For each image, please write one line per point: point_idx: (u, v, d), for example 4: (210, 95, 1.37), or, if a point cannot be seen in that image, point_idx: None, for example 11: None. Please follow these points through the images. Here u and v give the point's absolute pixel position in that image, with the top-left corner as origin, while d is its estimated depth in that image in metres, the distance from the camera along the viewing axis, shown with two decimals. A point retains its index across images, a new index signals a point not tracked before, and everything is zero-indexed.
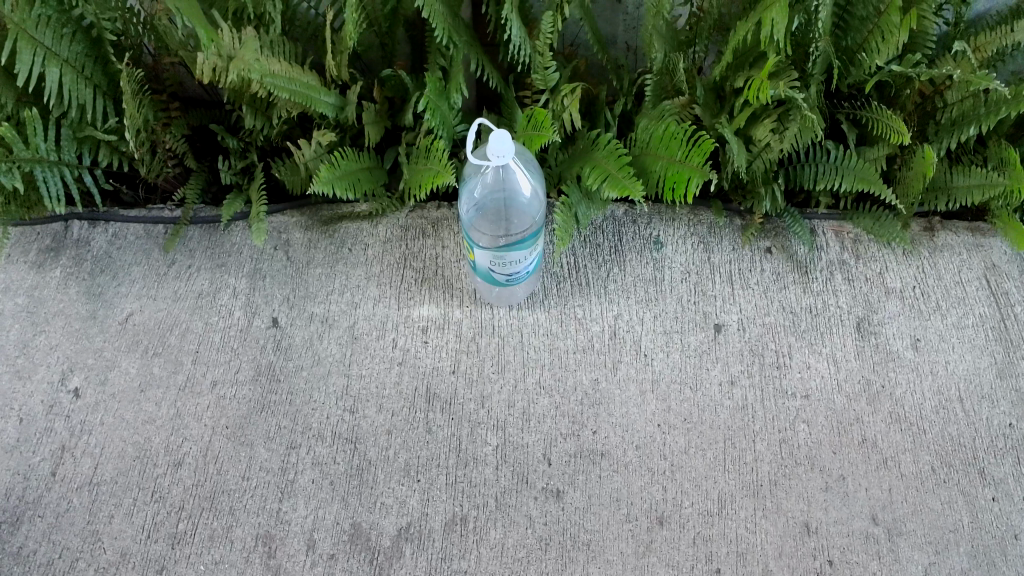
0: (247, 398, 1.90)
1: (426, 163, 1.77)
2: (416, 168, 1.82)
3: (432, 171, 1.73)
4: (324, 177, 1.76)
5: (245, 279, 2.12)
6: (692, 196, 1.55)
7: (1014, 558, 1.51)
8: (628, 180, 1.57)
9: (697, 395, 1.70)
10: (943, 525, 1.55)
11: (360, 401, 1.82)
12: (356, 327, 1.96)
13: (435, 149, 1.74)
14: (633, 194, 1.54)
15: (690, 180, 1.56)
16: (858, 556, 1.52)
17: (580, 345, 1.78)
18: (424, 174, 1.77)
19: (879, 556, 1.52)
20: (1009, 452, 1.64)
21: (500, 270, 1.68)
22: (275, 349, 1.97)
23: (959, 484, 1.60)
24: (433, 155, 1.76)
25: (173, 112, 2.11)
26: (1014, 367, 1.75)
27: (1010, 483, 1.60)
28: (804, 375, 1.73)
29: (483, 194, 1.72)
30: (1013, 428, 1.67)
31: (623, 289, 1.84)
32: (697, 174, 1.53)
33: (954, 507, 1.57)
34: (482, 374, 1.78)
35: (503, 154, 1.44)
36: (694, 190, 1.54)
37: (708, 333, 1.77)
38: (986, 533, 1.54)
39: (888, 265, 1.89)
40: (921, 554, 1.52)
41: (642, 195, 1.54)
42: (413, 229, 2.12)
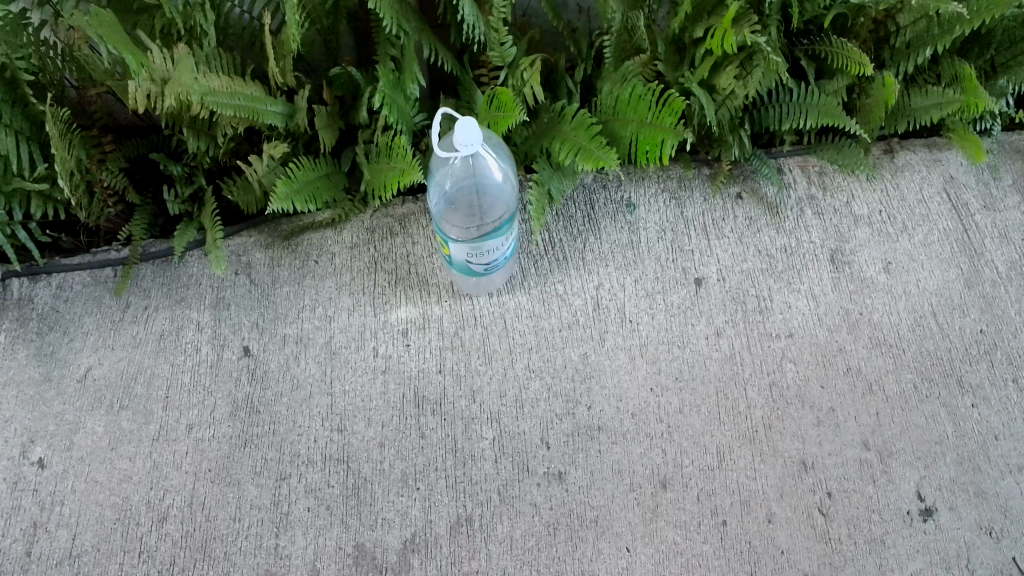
0: (228, 435, 1.79)
1: (388, 161, 1.71)
2: (377, 168, 1.75)
3: (396, 169, 1.67)
4: (282, 193, 1.68)
5: (208, 312, 2.01)
6: (667, 159, 1.53)
7: (997, 459, 1.51)
8: (601, 151, 1.54)
9: (684, 352, 1.62)
10: (928, 438, 1.52)
11: (347, 418, 1.73)
12: (333, 341, 1.87)
13: (397, 146, 1.68)
14: (609, 165, 1.51)
15: (663, 143, 1.53)
16: (854, 483, 1.48)
17: (565, 322, 1.71)
18: (388, 174, 1.70)
19: (874, 480, 1.48)
20: (982, 357, 1.62)
21: (477, 261, 1.62)
22: (250, 379, 1.87)
23: (941, 397, 1.57)
24: (395, 151, 1.69)
25: (107, 146, 2.00)
26: (979, 275, 1.73)
27: (986, 388, 1.58)
28: (783, 315, 1.65)
29: (452, 185, 1.66)
30: (983, 333, 1.65)
31: (601, 257, 1.78)
32: (670, 137, 1.51)
33: (938, 419, 1.54)
34: (471, 368, 1.70)
35: (470, 142, 1.37)
36: (667, 154, 1.52)
37: (689, 288, 1.71)
38: (970, 440, 1.52)
39: (854, 194, 1.85)
40: (913, 470, 1.49)
41: (618, 165, 1.52)
42: (379, 230, 2.03)
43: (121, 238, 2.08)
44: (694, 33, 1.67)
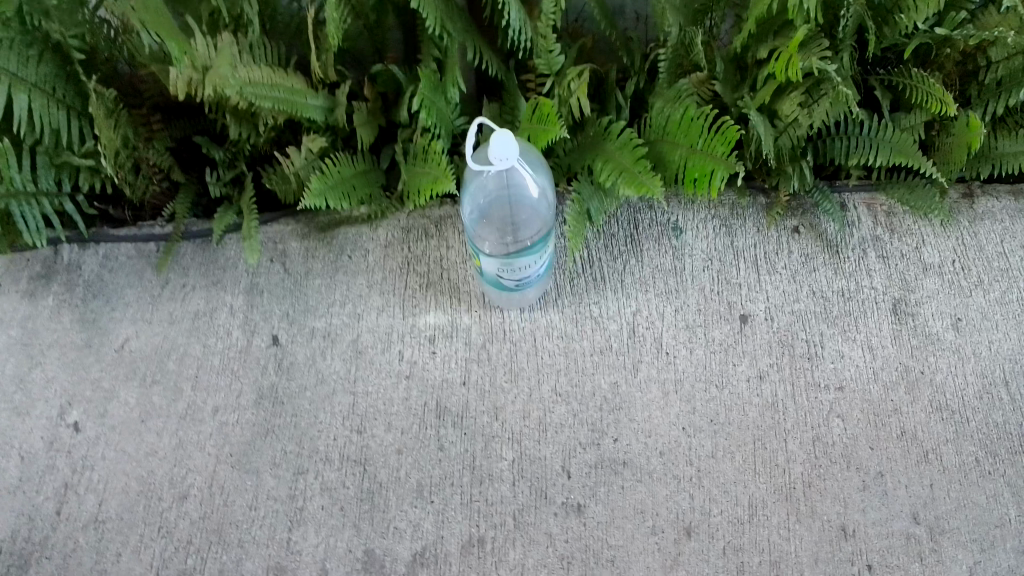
0: (251, 423, 1.81)
1: (424, 166, 1.67)
2: (413, 172, 1.71)
3: (431, 176, 1.63)
4: (314, 191, 1.66)
5: (242, 296, 2.03)
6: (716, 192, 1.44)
7: None
8: (645, 176, 1.44)
9: (724, 394, 1.56)
10: (986, 520, 1.43)
11: (368, 420, 1.72)
12: (360, 340, 1.85)
13: (433, 152, 1.64)
14: (653, 191, 1.41)
15: (713, 174, 1.44)
16: (898, 558, 1.41)
17: (595, 346, 1.65)
18: (423, 179, 1.66)
19: (920, 558, 1.40)
20: None
21: (510, 278, 1.57)
22: (276, 369, 1.88)
23: (1006, 475, 1.48)
24: (431, 157, 1.65)
25: (155, 125, 2.02)
26: None
27: None
28: (838, 365, 1.59)
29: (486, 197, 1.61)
30: None
31: (641, 282, 1.72)
32: (721, 167, 1.42)
33: (1000, 500, 1.45)
34: (494, 384, 1.67)
35: (506, 156, 1.32)
36: (717, 186, 1.43)
37: (733, 325, 1.64)
38: None
39: (926, 239, 1.76)
40: (965, 552, 1.40)
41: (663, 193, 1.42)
42: (414, 230, 2.01)
43: (164, 216, 2.12)
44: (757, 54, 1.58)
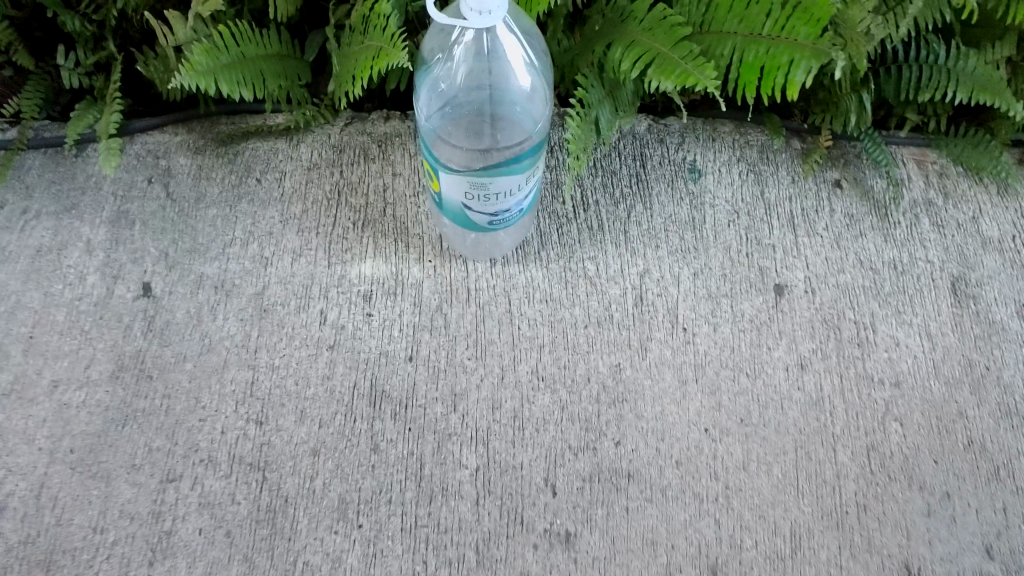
0: (105, 406, 1.29)
1: (365, 38, 1.20)
2: (352, 48, 1.24)
3: (373, 48, 1.16)
4: (197, 65, 1.17)
5: (104, 229, 1.48)
6: (793, 93, 1.08)
7: None
8: (692, 65, 1.07)
9: (756, 386, 1.19)
10: None
11: (273, 408, 1.24)
12: (266, 294, 1.35)
13: (377, 15, 1.17)
14: (702, 84, 1.04)
15: (790, 68, 1.08)
16: None
17: (591, 317, 1.24)
18: (360, 57, 1.20)
19: None
20: None
21: (481, 210, 1.13)
22: (146, 331, 1.36)
23: None
24: (372, 25, 1.18)
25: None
26: None
27: None
28: (891, 356, 1.25)
29: (453, 92, 1.18)
30: None
31: (648, 235, 1.32)
32: (802, 57, 1.06)
33: None
34: (452, 363, 1.22)
35: (485, 6, 0.88)
36: (796, 84, 1.07)
37: (767, 297, 1.27)
38: None
39: (982, 208, 1.42)
40: None
41: (717, 88, 1.04)
42: (349, 149, 1.51)
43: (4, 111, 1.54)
44: None
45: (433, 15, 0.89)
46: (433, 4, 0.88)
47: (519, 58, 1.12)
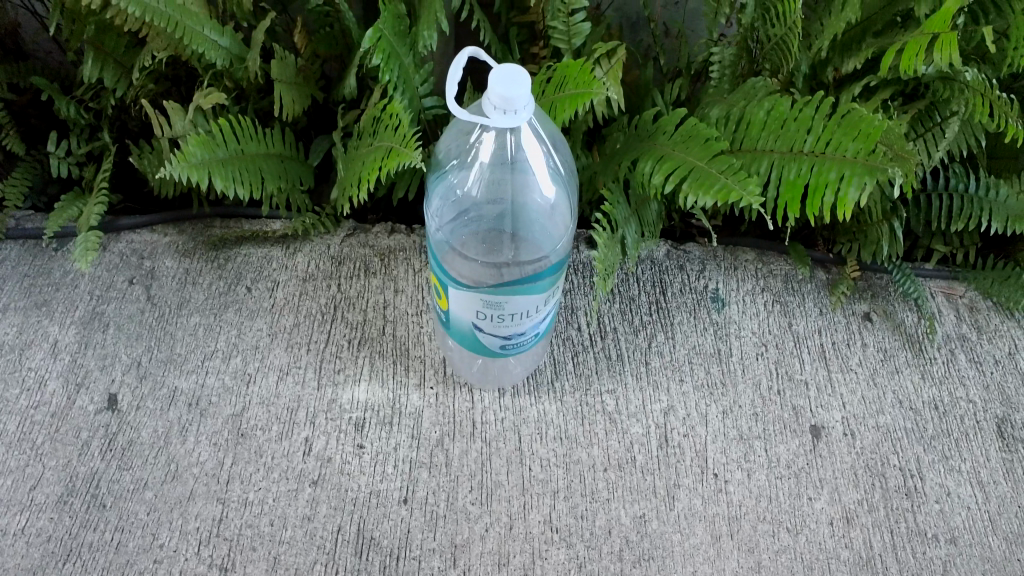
0: (46, 537, 1.11)
1: (373, 140, 1.13)
2: (359, 151, 1.18)
3: (382, 149, 1.09)
4: (190, 156, 1.10)
5: (74, 331, 1.36)
6: (847, 210, 1.03)
7: None
8: (733, 179, 1.01)
9: (798, 543, 1.05)
10: None
11: (240, 553, 1.07)
12: (246, 416, 1.21)
13: (389, 115, 1.11)
14: (745, 199, 0.98)
15: (841, 185, 1.03)
16: None
17: (611, 460, 1.12)
18: (369, 158, 1.12)
19: None
20: None
21: (492, 331, 1.02)
22: (105, 451, 1.20)
23: None
24: (384, 124, 1.12)
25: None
26: None
27: None
28: (944, 507, 1.11)
29: (467, 202, 1.10)
30: None
31: (674, 368, 1.23)
32: (854, 173, 1.01)
33: None
34: (453, 508, 1.08)
35: (516, 105, 0.82)
36: (849, 201, 1.02)
37: (803, 440, 1.16)
38: None
39: (1021, 344, 1.33)
40: None
41: (760, 204, 0.98)
42: (349, 262, 1.42)
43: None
44: (845, 66, 1.21)
45: (455, 110, 0.82)
46: (454, 100, 0.82)
47: (544, 171, 1.06)
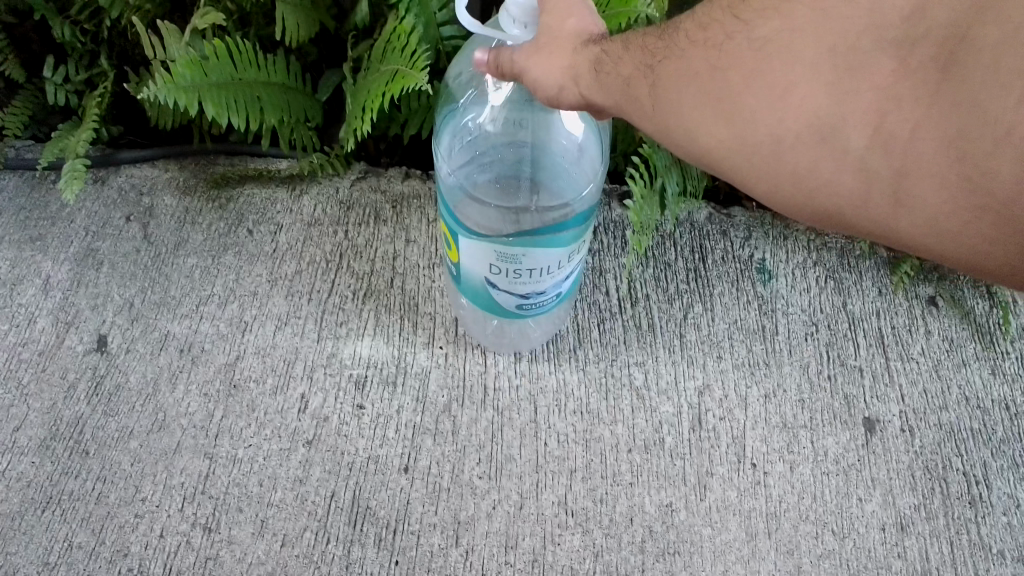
0: (26, 483, 1.03)
1: (381, 66, 1.00)
2: (366, 78, 1.04)
3: (390, 74, 0.95)
4: (178, 77, 0.98)
5: (66, 266, 1.27)
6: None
7: None
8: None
9: (845, 549, 0.94)
10: None
11: (227, 514, 0.99)
12: (241, 367, 1.12)
13: (399, 37, 0.97)
14: None
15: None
16: None
17: (636, 440, 1.01)
18: (374, 86, 0.98)
19: None
20: None
21: (508, 288, 0.90)
22: (91, 395, 1.11)
23: None
24: (393, 48, 0.98)
25: None
26: None
27: None
28: (1012, 521, 0.99)
29: (483, 142, 0.97)
30: None
31: (711, 344, 1.10)
32: None
33: None
34: (458, 482, 0.98)
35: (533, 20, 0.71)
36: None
37: (855, 433, 1.03)
38: None
39: None
40: None
41: None
42: (358, 208, 1.30)
43: None
44: None
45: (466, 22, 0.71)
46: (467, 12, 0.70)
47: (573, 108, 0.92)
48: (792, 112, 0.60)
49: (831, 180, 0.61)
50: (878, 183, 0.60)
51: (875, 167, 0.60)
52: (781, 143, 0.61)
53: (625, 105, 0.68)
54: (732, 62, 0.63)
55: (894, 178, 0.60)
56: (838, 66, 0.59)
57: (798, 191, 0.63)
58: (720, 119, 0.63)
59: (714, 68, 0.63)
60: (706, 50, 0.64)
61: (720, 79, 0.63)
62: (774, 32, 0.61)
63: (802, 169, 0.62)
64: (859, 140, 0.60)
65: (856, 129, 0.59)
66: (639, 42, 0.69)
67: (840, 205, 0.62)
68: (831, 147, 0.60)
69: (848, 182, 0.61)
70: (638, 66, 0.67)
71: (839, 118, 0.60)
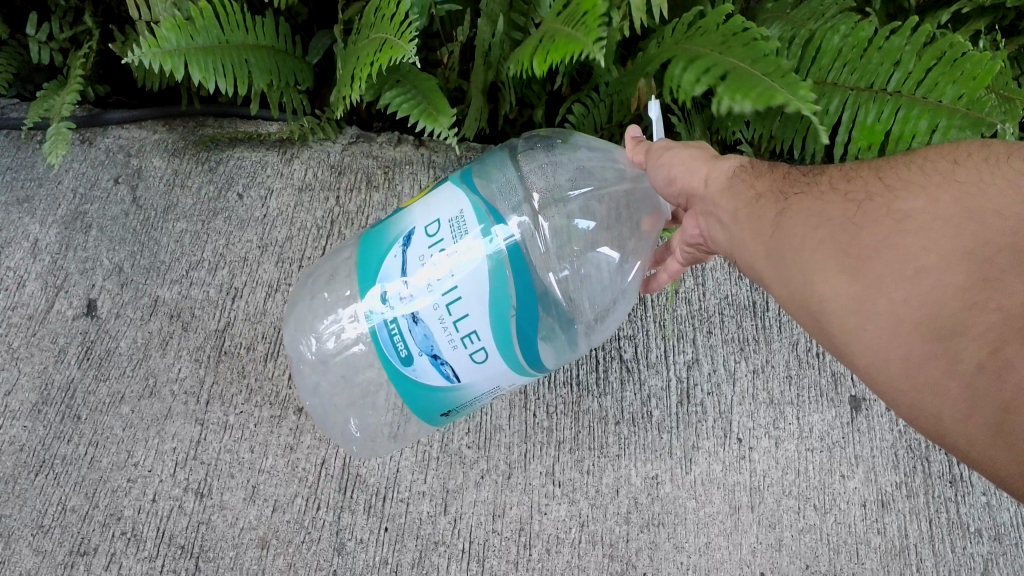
0: (19, 447, 1.04)
1: (371, 33, 0.97)
2: (356, 46, 1.02)
3: (378, 42, 0.93)
4: (162, 42, 0.95)
5: (53, 230, 1.25)
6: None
7: None
8: (778, 81, 0.83)
9: (826, 524, 0.96)
10: None
11: (217, 479, 1.00)
12: (230, 334, 1.12)
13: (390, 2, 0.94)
14: (793, 105, 0.80)
15: (932, 135, 0.87)
16: None
17: (624, 413, 1.02)
18: (364, 53, 0.96)
19: None
20: None
21: (410, 265, 0.74)
22: (82, 359, 1.11)
23: None
24: (382, 16, 0.95)
25: None
26: None
27: None
28: (991, 501, 1.01)
29: (551, 195, 0.86)
30: None
31: (702, 319, 1.10)
32: (951, 124, 0.85)
33: None
34: (447, 451, 0.99)
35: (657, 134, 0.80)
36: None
37: (840, 410, 1.04)
38: None
39: None
40: None
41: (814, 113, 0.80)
42: (350, 174, 1.28)
43: None
44: None
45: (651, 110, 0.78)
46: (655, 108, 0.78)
47: (644, 255, 0.90)
48: (912, 298, 0.62)
49: (940, 377, 0.61)
50: (986, 407, 0.60)
51: (981, 387, 0.60)
52: (898, 323, 0.61)
53: (747, 232, 0.70)
54: (864, 222, 0.65)
55: (1004, 407, 0.59)
56: (976, 271, 0.62)
57: (907, 374, 0.61)
58: (846, 272, 0.63)
59: (847, 221, 0.66)
60: (846, 204, 0.67)
61: (852, 240, 0.64)
62: (911, 209, 0.65)
63: (913, 356, 0.61)
64: (972, 355, 0.61)
65: (972, 339, 0.61)
66: (784, 174, 0.73)
67: (940, 414, 0.61)
68: (948, 347, 0.61)
69: (949, 394, 0.61)
70: (773, 189, 0.71)
71: (967, 319, 0.61)
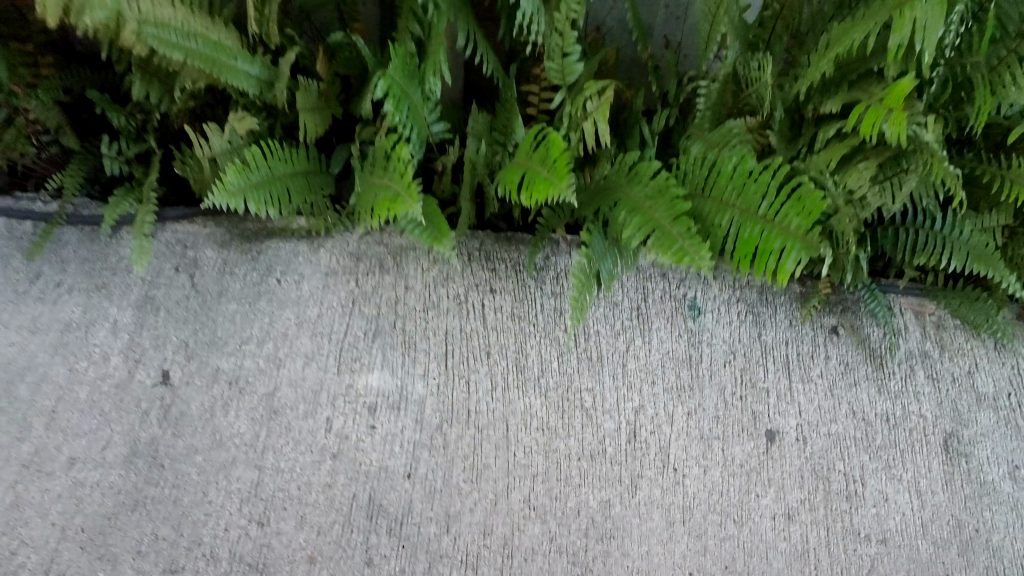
0: (118, 489, 1.34)
1: (382, 175, 1.31)
2: (370, 177, 1.35)
3: (389, 189, 1.27)
4: (229, 185, 1.27)
5: (130, 311, 1.56)
6: (784, 276, 1.18)
7: None
8: (689, 244, 1.17)
9: (742, 533, 1.28)
10: None
11: (273, 510, 1.30)
12: (277, 395, 1.42)
13: (398, 157, 1.28)
14: (696, 264, 1.16)
15: (781, 254, 1.18)
16: None
17: (585, 450, 1.33)
18: (378, 193, 1.30)
19: None
20: None
21: None
22: (162, 420, 1.42)
23: None
24: (392, 164, 1.29)
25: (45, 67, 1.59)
26: None
27: None
28: (879, 512, 1.32)
29: None
30: None
31: (648, 371, 1.40)
32: (793, 247, 1.16)
33: None
34: (448, 484, 1.29)
35: None
36: (786, 270, 1.17)
37: (758, 442, 1.36)
38: None
39: (979, 363, 1.48)
40: None
41: (710, 268, 1.16)
42: (366, 259, 1.55)
43: (50, 189, 1.65)
44: (822, 106, 1.35)
45: None
46: None
47: None
48: None
49: None
50: None
51: None
52: None
53: None
54: None
55: None
56: None
57: None
58: None
59: None
60: None
61: None
62: None
63: None
64: None
65: None
66: None
67: None
68: None
69: None
70: None
71: None
